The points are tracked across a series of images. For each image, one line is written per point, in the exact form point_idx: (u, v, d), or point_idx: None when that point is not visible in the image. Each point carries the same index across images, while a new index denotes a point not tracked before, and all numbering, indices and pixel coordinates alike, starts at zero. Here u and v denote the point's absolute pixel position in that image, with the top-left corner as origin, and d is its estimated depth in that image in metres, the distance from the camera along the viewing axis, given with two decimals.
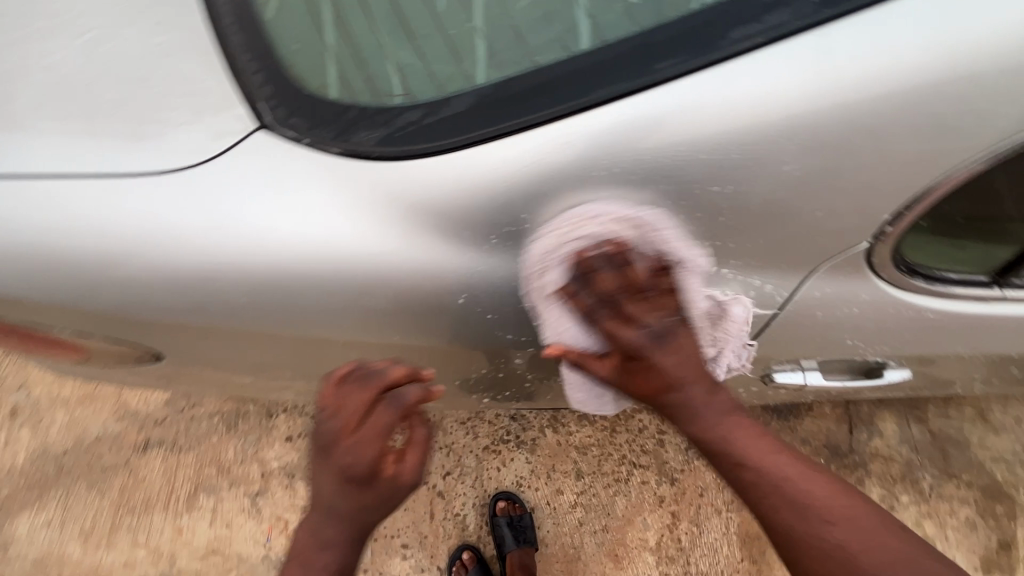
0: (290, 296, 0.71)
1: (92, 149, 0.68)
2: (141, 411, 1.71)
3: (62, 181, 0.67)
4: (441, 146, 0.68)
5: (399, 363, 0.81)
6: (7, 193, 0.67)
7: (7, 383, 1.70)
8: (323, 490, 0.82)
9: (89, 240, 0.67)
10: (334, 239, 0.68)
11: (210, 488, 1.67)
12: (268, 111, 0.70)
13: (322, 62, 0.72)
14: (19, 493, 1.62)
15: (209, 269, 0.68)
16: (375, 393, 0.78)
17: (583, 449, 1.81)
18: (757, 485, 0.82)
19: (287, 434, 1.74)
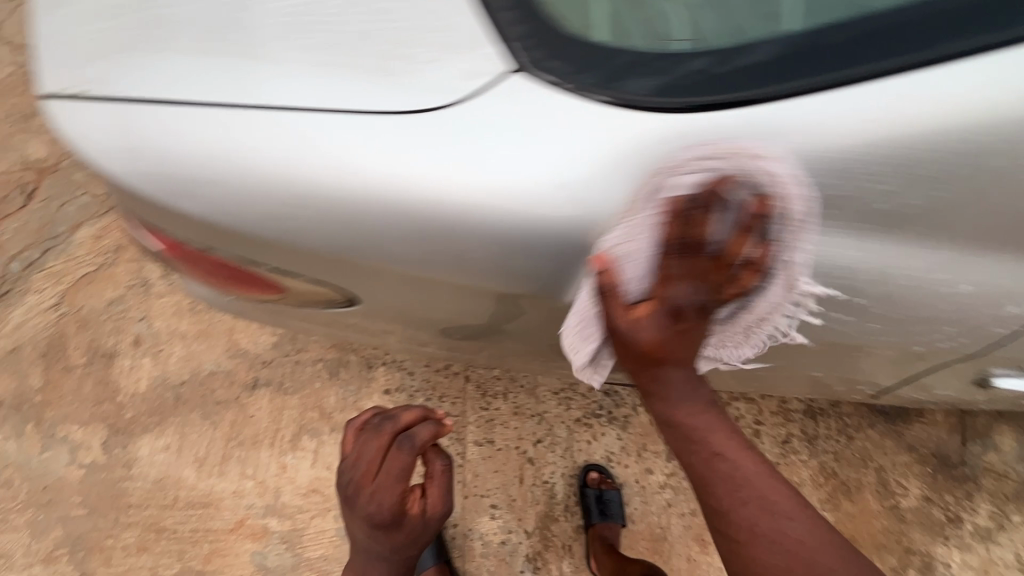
0: (504, 247, 0.78)
1: (330, 85, 0.73)
2: (252, 350, 1.78)
3: (301, 119, 0.73)
4: (706, 102, 0.74)
5: (414, 413, 1.33)
6: (249, 131, 0.74)
7: (131, 313, 1.79)
8: (359, 537, 1.31)
9: (322, 180, 0.74)
10: (548, 191, 0.74)
11: (313, 431, 1.73)
12: (526, 51, 0.75)
13: (590, 10, 0.78)
14: (141, 417, 1.72)
15: (436, 214, 0.75)
16: (387, 437, 1.28)
17: None
18: (710, 477, 0.92)
19: (386, 387, 1.78)
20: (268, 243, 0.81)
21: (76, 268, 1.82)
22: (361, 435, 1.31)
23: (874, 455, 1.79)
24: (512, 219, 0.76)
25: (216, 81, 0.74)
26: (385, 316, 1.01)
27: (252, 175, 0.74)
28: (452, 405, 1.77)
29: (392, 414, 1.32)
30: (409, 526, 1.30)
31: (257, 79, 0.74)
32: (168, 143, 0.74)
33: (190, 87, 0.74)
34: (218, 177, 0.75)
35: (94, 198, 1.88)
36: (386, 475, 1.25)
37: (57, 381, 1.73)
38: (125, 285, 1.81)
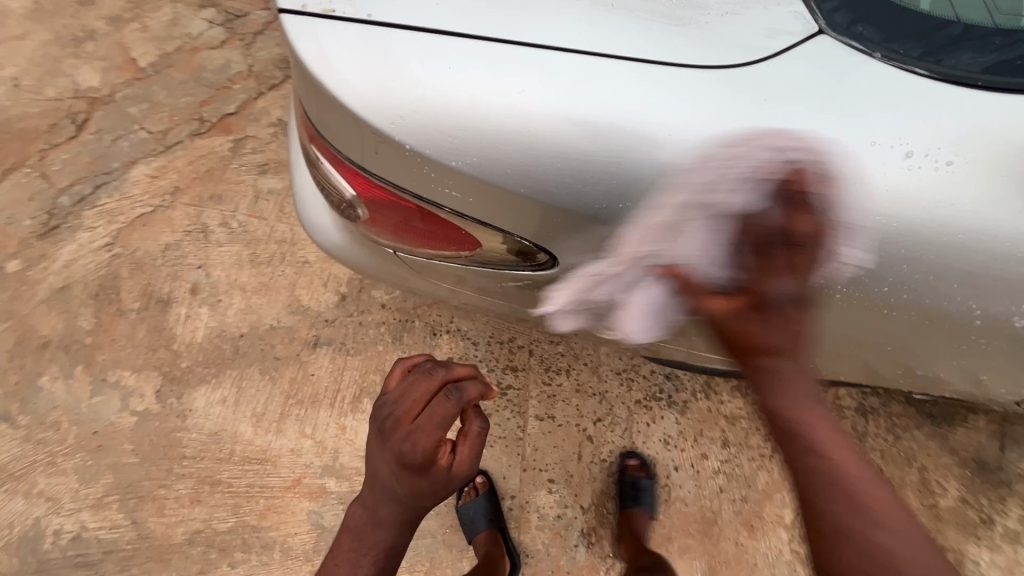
0: (787, 211, 0.72)
1: (636, 39, 0.75)
2: (314, 308, 1.73)
3: (603, 63, 0.74)
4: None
5: (467, 368, 1.09)
6: (536, 69, 0.73)
7: (188, 260, 1.72)
8: (378, 472, 1.02)
9: (613, 122, 0.72)
10: (844, 161, 0.72)
11: (373, 393, 1.70)
12: (834, 21, 0.79)
13: None
14: (197, 368, 1.67)
15: (726, 167, 0.71)
16: (437, 384, 1.03)
17: (733, 419, 1.81)
18: (806, 420, 0.72)
19: (450, 355, 1.75)
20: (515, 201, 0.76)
21: (132, 209, 1.74)
22: (409, 374, 1.07)
23: (917, 455, 1.85)
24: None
25: (510, 22, 0.75)
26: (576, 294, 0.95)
27: (529, 129, 0.72)
28: (515, 378, 1.76)
29: (449, 363, 1.08)
30: (435, 480, 1.02)
31: (555, 25, 0.76)
32: (441, 67, 0.73)
33: (482, 23, 0.75)
34: (484, 108, 0.72)
35: (151, 136, 1.79)
36: (429, 419, 1.00)
37: (110, 324, 1.67)
38: (183, 229, 1.74)
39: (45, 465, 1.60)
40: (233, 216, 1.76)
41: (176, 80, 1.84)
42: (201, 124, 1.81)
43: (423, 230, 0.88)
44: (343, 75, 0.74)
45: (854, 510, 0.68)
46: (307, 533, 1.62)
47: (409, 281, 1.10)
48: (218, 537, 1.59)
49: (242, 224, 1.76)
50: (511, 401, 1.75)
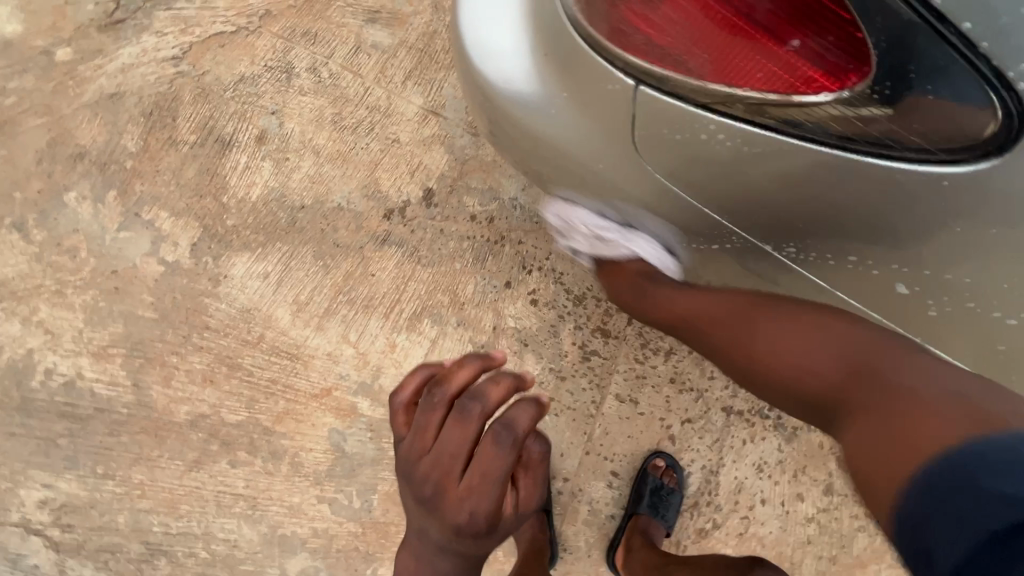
0: None
1: None
2: (392, 198, 1.43)
3: None
4: None
5: (500, 382, 0.80)
6: None
7: (262, 101, 1.43)
8: (427, 538, 0.81)
9: None
10: None
11: (436, 316, 1.42)
12: None
13: None
14: (243, 230, 1.40)
15: None
16: (478, 429, 0.76)
17: (846, 465, 1.47)
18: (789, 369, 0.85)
19: (535, 296, 1.44)
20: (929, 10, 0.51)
21: (210, 23, 1.43)
22: (425, 417, 0.78)
23: None
24: None
25: None
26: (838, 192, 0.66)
27: None
28: (603, 345, 1.45)
29: (478, 387, 0.79)
30: (503, 529, 0.80)
31: None
32: None
33: None
34: None
35: None
36: (482, 474, 0.75)
37: (156, 152, 1.40)
38: (264, 64, 1.44)
39: (51, 293, 1.36)
40: (325, 63, 1.45)
41: None
42: None
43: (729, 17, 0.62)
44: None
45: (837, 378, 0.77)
46: (323, 452, 1.37)
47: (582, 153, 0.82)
48: (223, 429, 1.36)
49: (333, 75, 1.44)
50: (593, 370, 1.45)
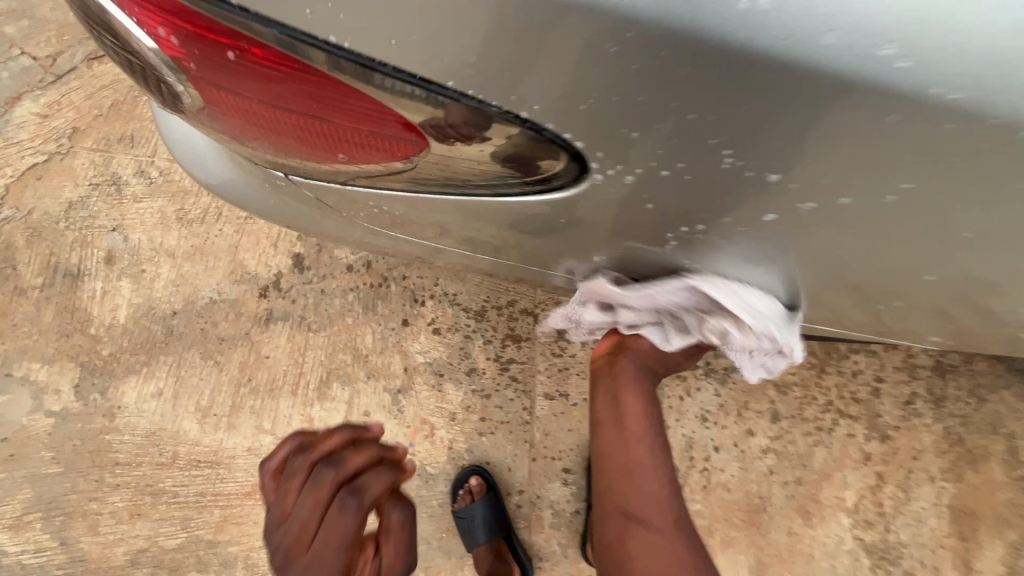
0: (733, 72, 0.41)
1: None
2: (262, 275, 1.39)
3: None
4: None
5: (359, 450, 0.76)
6: None
7: (99, 220, 1.37)
8: None
9: None
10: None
11: (344, 377, 1.38)
12: None
13: None
14: (123, 355, 1.35)
15: None
16: (328, 496, 0.71)
17: (785, 388, 1.49)
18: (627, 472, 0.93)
19: (435, 325, 1.42)
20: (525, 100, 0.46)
21: (20, 158, 1.37)
22: (283, 483, 0.73)
23: (1007, 421, 1.52)
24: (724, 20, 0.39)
25: None
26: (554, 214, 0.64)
27: None
28: (518, 350, 1.43)
29: (342, 455, 0.75)
30: None
31: None
32: None
33: None
34: None
35: (37, 62, 1.39)
36: (332, 538, 0.70)
37: (8, 306, 1.34)
38: (88, 182, 1.38)
39: None
40: (151, 162, 1.39)
41: None
42: (98, 44, 1.40)
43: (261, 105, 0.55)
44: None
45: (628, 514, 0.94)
46: None
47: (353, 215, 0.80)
48: (167, 557, 1.32)
49: (164, 172, 1.39)
50: (515, 379, 1.43)
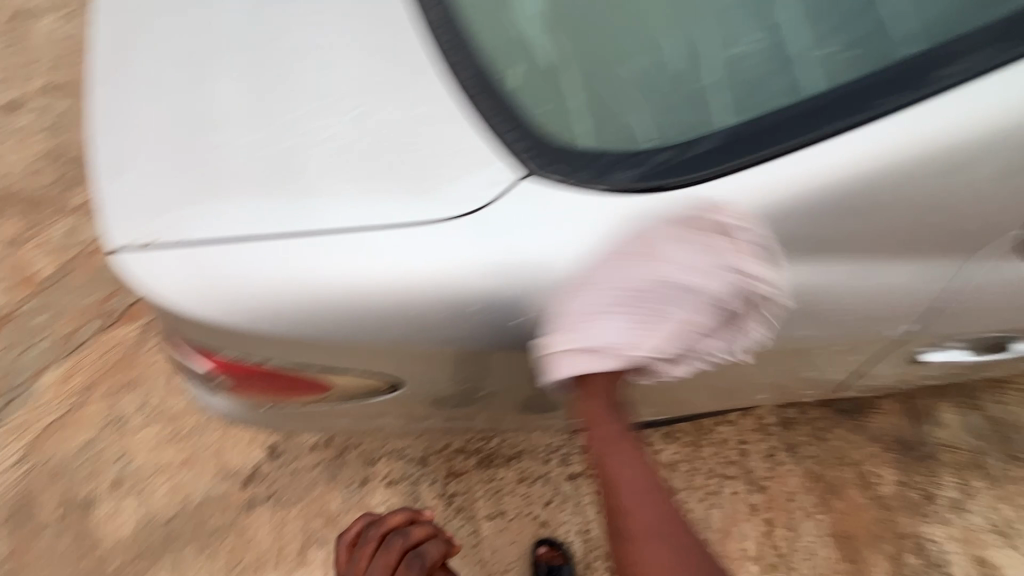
0: (469, 342, 0.75)
1: (303, 212, 0.71)
2: (244, 468, 1.73)
3: (288, 242, 0.70)
4: (743, 162, 0.70)
5: (421, 522, 1.14)
6: (225, 258, 0.70)
7: (107, 453, 1.71)
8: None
9: (292, 289, 0.70)
10: (508, 288, 0.71)
11: (320, 539, 1.68)
12: (529, 160, 0.71)
13: (571, 120, 0.72)
14: (129, 565, 1.61)
15: (409, 324, 0.73)
16: (397, 554, 1.09)
17: (673, 465, 1.89)
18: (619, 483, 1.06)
19: (389, 479, 1.77)
20: (428, 355, 0.77)
21: (42, 418, 1.74)
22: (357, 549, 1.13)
23: (847, 452, 1.96)
24: (450, 324, 0.73)
25: (194, 218, 0.71)
26: (429, 402, 0.91)
27: (225, 309, 0.71)
28: (458, 484, 1.79)
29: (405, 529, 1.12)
30: None
31: (220, 212, 0.71)
32: (143, 278, 0.71)
33: (145, 231, 0.71)
34: (192, 300, 0.71)
35: (57, 340, 1.84)
36: None
37: (28, 544, 1.60)
38: (98, 425, 1.74)
39: None
40: (148, 397, 1.78)
41: (77, 282, 1.92)
42: (105, 318, 1.87)
43: (254, 386, 0.84)
44: (160, 281, 0.71)
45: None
46: None
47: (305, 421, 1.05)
48: None
49: (158, 403, 1.77)
50: (460, 508, 1.76)
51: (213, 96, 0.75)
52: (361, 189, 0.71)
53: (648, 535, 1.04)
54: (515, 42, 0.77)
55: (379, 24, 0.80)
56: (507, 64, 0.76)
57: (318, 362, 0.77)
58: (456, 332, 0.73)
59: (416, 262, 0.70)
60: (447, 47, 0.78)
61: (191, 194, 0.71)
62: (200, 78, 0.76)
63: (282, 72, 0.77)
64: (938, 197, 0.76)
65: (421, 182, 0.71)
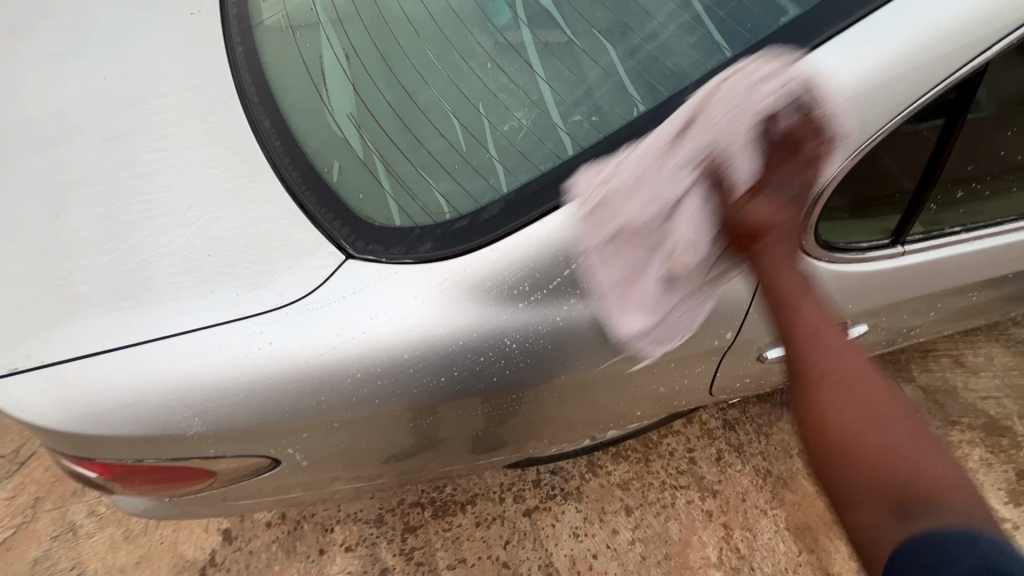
0: (320, 413, 0.80)
1: (150, 319, 0.78)
2: (199, 557, 1.74)
3: (135, 349, 0.77)
4: (529, 217, 0.73)
5: None
6: (79, 372, 0.77)
7: (61, 565, 1.71)
8: None
9: (142, 391, 0.76)
10: (338, 362, 0.76)
11: None
12: (350, 244, 0.80)
13: (382, 203, 0.81)
14: None
15: (256, 407, 0.78)
16: None
17: (626, 484, 1.92)
18: (818, 358, 0.58)
19: (346, 544, 1.78)
20: (289, 430, 0.82)
21: None
22: None
23: (793, 443, 2.02)
24: (296, 401, 0.78)
25: (52, 339, 0.78)
26: (319, 472, 0.96)
27: (84, 418, 0.77)
28: (416, 538, 1.81)
29: None
30: None
31: (75, 331, 0.78)
32: (8, 402, 0.77)
33: (8, 357, 0.78)
34: (54, 415, 0.77)
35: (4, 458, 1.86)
36: None
37: None
38: (50, 537, 1.75)
39: None
40: (100, 500, 1.80)
41: None
42: None
43: (141, 484, 0.89)
44: (24, 403, 0.77)
45: (897, 490, 0.53)
46: None
47: (218, 508, 1.08)
48: None
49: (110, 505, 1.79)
50: (420, 563, 1.77)
51: (68, 226, 0.84)
52: (210, 285, 0.79)
53: (868, 413, 0.56)
54: (335, 140, 0.87)
55: (216, 138, 0.90)
56: (328, 160, 0.86)
57: (187, 453, 0.82)
58: (305, 408, 0.79)
59: (257, 353, 0.76)
60: (279, 152, 0.88)
61: (48, 318, 0.79)
62: (57, 213, 0.85)
63: (129, 195, 0.86)
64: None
65: (261, 271, 0.79)
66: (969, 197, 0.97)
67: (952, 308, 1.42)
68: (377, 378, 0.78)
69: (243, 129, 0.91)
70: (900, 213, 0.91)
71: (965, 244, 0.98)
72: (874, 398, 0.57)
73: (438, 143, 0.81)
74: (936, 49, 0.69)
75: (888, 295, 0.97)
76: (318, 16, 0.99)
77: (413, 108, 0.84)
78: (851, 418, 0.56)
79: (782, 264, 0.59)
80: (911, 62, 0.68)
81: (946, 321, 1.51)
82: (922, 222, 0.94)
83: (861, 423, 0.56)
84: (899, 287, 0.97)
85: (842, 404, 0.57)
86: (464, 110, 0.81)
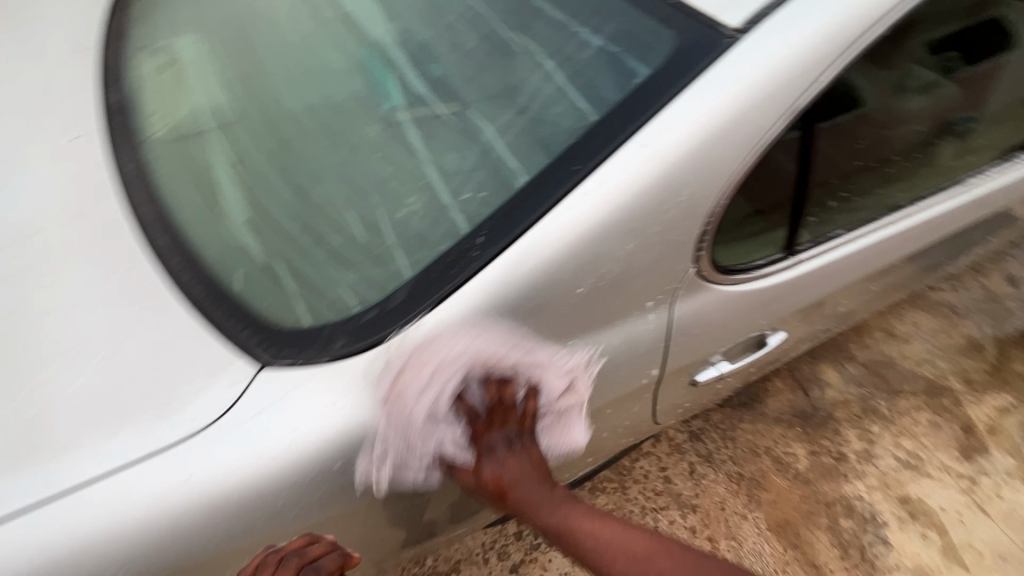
0: (253, 536, 0.76)
1: (56, 473, 0.73)
2: None
3: (40, 509, 0.71)
4: (437, 297, 0.74)
5: None
6: None
7: None
8: None
9: (47, 556, 0.70)
10: (265, 477, 0.73)
11: None
12: (263, 351, 0.78)
13: (290, 305, 0.80)
14: None
15: (181, 543, 0.73)
16: None
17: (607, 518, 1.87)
18: (579, 531, 0.83)
19: None
20: (221, 562, 0.76)
21: None
22: None
23: None
24: (225, 528, 0.74)
25: None
26: None
27: None
28: None
29: None
30: None
31: None
32: None
33: None
34: None
35: None
36: None
37: None
38: None
39: None
40: None
41: None
42: None
43: None
44: None
45: None
46: None
47: None
48: None
49: None
50: None
51: None
52: (118, 424, 0.75)
53: (640, 558, 0.81)
54: (235, 247, 0.86)
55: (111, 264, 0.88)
56: (231, 268, 0.85)
57: None
58: (236, 533, 0.75)
59: (177, 484, 0.72)
60: (179, 267, 0.86)
61: None
62: None
63: (20, 342, 0.82)
64: (648, 255, 0.80)
65: (171, 399, 0.76)
66: (844, 199, 1.07)
67: (869, 293, 1.48)
68: (310, 485, 0.75)
69: (139, 252, 0.89)
70: (786, 227, 0.99)
71: (845, 244, 1.09)
72: (631, 544, 0.83)
73: (337, 236, 0.82)
74: (772, 88, 0.76)
75: (790, 300, 1.06)
76: (204, 125, 0.99)
77: (308, 206, 0.85)
78: (632, 569, 0.81)
79: (527, 479, 0.81)
80: (751, 103, 0.76)
81: (865, 304, 1.59)
82: (808, 231, 1.03)
83: (645, 569, 0.81)
84: (800, 292, 1.07)
85: (622, 560, 0.81)
86: (359, 200, 0.83)
